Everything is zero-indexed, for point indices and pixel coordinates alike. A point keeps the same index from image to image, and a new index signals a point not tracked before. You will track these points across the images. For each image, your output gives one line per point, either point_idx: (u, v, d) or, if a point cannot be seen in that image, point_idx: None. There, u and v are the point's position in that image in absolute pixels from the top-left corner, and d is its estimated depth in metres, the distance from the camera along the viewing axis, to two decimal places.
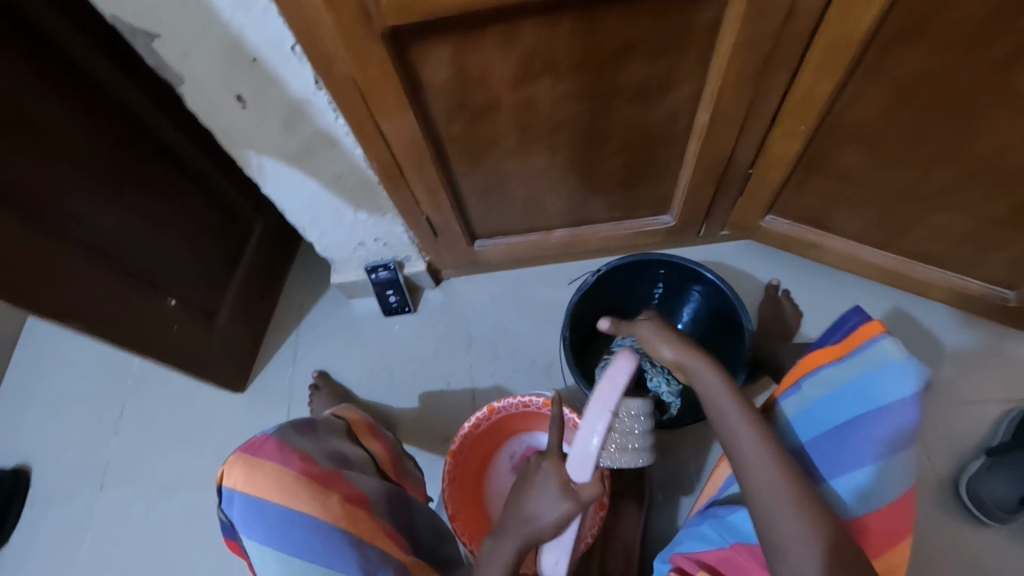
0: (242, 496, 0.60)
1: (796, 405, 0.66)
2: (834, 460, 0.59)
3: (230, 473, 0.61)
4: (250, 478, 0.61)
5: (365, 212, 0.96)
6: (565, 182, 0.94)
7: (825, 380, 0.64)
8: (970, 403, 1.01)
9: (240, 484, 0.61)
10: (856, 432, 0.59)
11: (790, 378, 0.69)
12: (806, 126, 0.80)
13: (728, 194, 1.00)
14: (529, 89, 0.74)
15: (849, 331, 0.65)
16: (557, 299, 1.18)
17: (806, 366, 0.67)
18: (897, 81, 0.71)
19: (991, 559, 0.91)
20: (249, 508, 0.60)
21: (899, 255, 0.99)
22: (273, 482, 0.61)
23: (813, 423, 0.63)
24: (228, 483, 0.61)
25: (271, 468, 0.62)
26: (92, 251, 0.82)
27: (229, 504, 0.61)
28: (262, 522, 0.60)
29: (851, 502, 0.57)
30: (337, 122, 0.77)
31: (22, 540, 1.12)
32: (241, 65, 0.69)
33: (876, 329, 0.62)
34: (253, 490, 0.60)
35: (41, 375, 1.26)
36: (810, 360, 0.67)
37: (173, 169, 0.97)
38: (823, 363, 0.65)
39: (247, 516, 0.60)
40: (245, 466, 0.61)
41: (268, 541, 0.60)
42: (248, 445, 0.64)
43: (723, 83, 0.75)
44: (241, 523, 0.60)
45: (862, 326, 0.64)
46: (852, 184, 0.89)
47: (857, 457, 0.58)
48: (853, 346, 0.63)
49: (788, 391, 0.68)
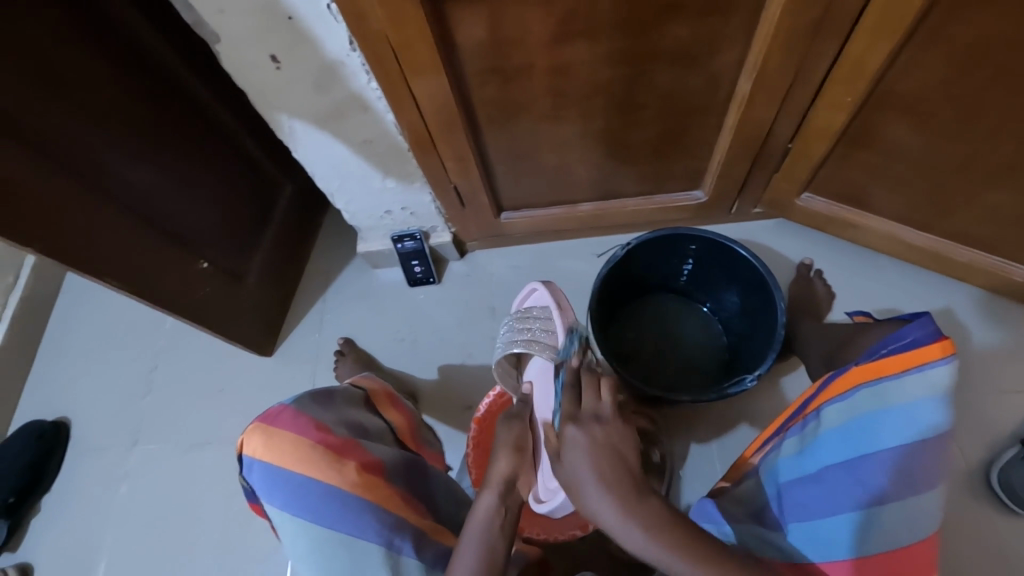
0: (262, 465, 0.63)
1: (847, 415, 0.62)
2: (885, 486, 0.57)
3: (249, 442, 0.63)
4: (269, 447, 0.62)
5: (393, 178, 0.96)
6: (597, 151, 0.92)
7: (883, 396, 0.59)
8: (1007, 392, 0.98)
9: (259, 452, 0.63)
10: (910, 459, 0.56)
11: (842, 383, 0.63)
12: (854, 96, 0.77)
13: (765, 169, 0.96)
14: (567, 51, 0.72)
15: (914, 344, 0.59)
16: (583, 274, 1.17)
17: (864, 372, 0.61)
18: (957, 52, 0.67)
19: (1022, 550, 0.89)
20: (268, 477, 0.62)
21: (943, 237, 0.96)
22: (290, 451, 0.63)
23: (862, 440, 0.59)
24: (249, 451, 0.64)
25: (287, 438, 0.63)
26: (129, 210, 0.84)
27: (250, 471, 0.64)
28: (282, 490, 0.62)
29: (896, 529, 0.56)
30: (369, 85, 0.76)
31: (61, 490, 1.16)
32: (276, 23, 0.68)
33: (946, 350, 0.56)
34: (272, 459, 0.62)
35: (78, 334, 1.30)
36: (871, 367, 0.61)
37: (207, 132, 0.98)
38: (885, 376, 0.60)
39: (267, 483, 0.63)
40: (263, 435, 0.63)
41: (287, 507, 0.62)
42: (266, 416, 0.65)
43: (769, 49, 0.71)
44: (262, 490, 0.63)
45: (931, 341, 0.58)
46: (898, 160, 0.85)
47: (910, 483, 0.56)
48: (918, 363, 0.57)
49: (839, 397, 0.63)
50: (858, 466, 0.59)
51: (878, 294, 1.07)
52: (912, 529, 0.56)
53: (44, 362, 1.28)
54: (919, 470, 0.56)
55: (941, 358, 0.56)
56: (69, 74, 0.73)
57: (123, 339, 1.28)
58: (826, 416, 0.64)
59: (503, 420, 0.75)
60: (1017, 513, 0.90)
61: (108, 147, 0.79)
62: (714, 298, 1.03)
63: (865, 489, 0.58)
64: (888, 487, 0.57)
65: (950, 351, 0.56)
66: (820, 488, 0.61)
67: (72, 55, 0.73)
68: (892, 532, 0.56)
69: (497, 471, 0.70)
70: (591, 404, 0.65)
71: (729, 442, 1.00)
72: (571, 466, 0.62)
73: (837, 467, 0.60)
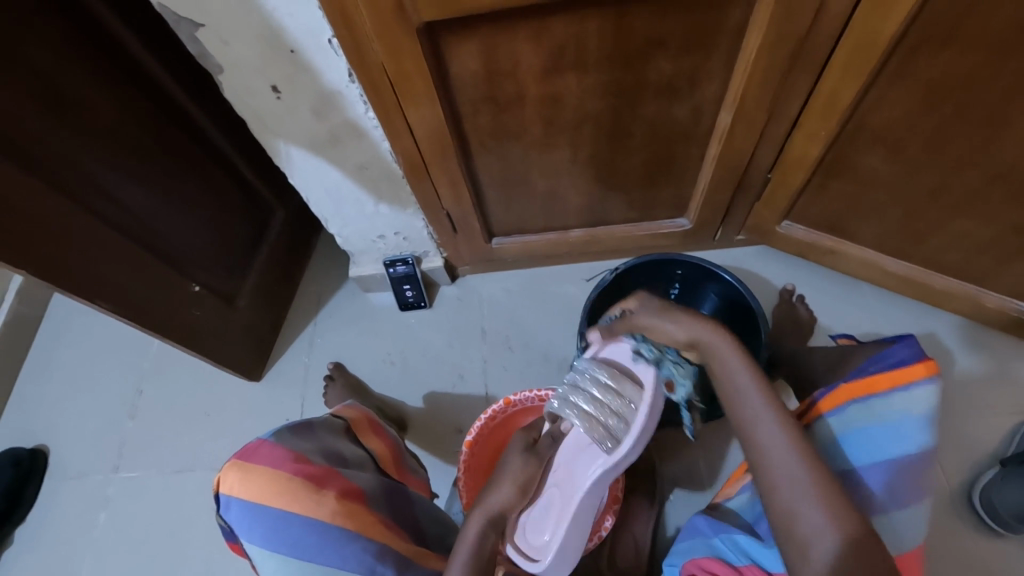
0: (239, 503, 0.62)
1: (836, 430, 0.63)
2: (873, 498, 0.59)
3: (225, 480, 0.63)
4: (245, 484, 0.62)
5: (387, 204, 0.98)
6: (586, 179, 0.95)
7: (871, 411, 0.61)
8: (985, 414, 1.00)
9: (236, 489, 0.63)
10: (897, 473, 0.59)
11: (831, 398, 0.65)
12: (827, 129, 0.81)
13: (746, 197, 1.00)
14: (556, 84, 0.76)
15: (900, 363, 0.62)
16: (573, 298, 1.19)
17: (856, 389, 0.63)
18: (920, 89, 0.72)
19: (1006, 571, 0.90)
20: (246, 513, 0.62)
21: (917, 263, 0.99)
22: (267, 487, 0.62)
23: (850, 453, 0.61)
24: (225, 489, 0.63)
25: (263, 473, 0.63)
26: (123, 232, 0.84)
27: (227, 509, 0.63)
28: (260, 526, 0.62)
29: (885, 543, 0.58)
30: (367, 114, 0.79)
31: (37, 519, 1.13)
32: (279, 56, 0.70)
33: (930, 369, 0.60)
34: (248, 497, 0.62)
35: (61, 358, 1.28)
36: (863, 384, 0.63)
37: (205, 157, 1.00)
38: (875, 393, 0.62)
39: (245, 520, 0.62)
40: (239, 472, 0.63)
41: (266, 544, 0.62)
42: (242, 452, 0.65)
43: (746, 84, 0.76)
44: (240, 528, 0.63)
45: (917, 361, 0.61)
46: (871, 190, 0.89)
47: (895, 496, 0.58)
48: (906, 380, 0.61)
49: (829, 412, 0.64)
50: (845, 478, 0.61)
51: (858, 318, 1.10)
52: (894, 542, 0.58)
53: (24, 386, 1.26)
54: (902, 482, 0.59)
55: (925, 377, 0.60)
56: (68, 99, 0.75)
57: (108, 363, 1.26)
58: (818, 430, 0.65)
59: (522, 450, 0.77)
60: (1000, 533, 0.91)
61: (104, 169, 0.81)
62: None
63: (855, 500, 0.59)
64: (874, 499, 0.59)
65: (933, 371, 0.60)
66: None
67: (74, 81, 0.75)
68: (880, 542, 0.58)
69: (501, 501, 0.71)
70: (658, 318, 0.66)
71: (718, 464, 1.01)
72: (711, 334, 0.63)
73: None
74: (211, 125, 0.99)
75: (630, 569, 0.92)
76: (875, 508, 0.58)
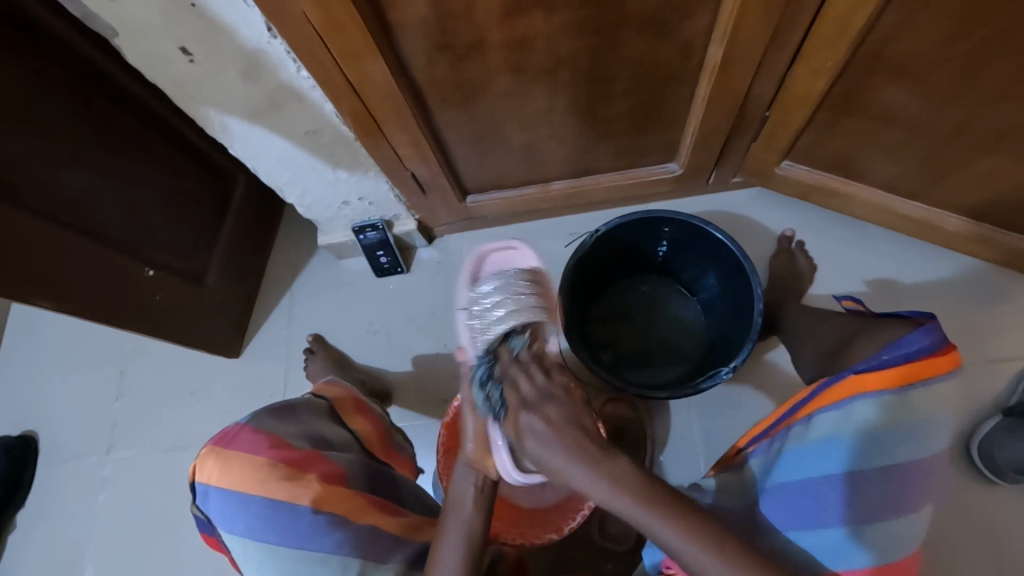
0: (218, 491, 0.59)
1: (839, 426, 0.60)
2: (873, 504, 0.57)
3: (203, 468, 0.60)
4: (225, 472, 0.59)
5: (345, 169, 0.88)
6: (564, 129, 0.85)
7: (879, 407, 0.58)
8: (992, 360, 0.96)
9: (215, 478, 0.59)
10: (896, 477, 0.57)
11: (835, 391, 0.61)
12: (836, 60, 0.70)
13: (744, 136, 0.90)
14: (520, 25, 0.64)
15: (913, 355, 0.58)
16: (556, 255, 1.12)
17: (862, 382, 0.59)
18: (950, 11, 0.60)
19: (1001, 518, 0.89)
20: (227, 502, 0.59)
21: (929, 204, 0.91)
22: (247, 474, 0.59)
23: (854, 452, 0.58)
24: (203, 478, 0.60)
25: (243, 460, 0.59)
26: (57, 223, 0.76)
27: (206, 499, 0.60)
28: (242, 515, 0.58)
29: (890, 553, 0.55)
30: (300, 73, 0.68)
31: (37, 503, 1.14)
32: (180, 13, 0.60)
33: (943, 363, 0.57)
34: (228, 485, 0.59)
35: (36, 344, 1.24)
36: (870, 378, 0.59)
37: (139, 126, 0.90)
38: (886, 388, 0.58)
39: (225, 509, 0.59)
40: (218, 460, 0.60)
41: (250, 533, 0.58)
42: (220, 437, 0.61)
43: (745, 13, 0.64)
44: (220, 518, 0.59)
45: (930, 354, 0.58)
46: (885, 126, 0.79)
47: (895, 501, 0.56)
48: (918, 376, 0.57)
49: (832, 406, 0.61)
50: (848, 481, 0.58)
51: (862, 264, 1.03)
52: (898, 548, 0.56)
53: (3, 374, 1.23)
54: (907, 484, 0.56)
55: (938, 371, 0.58)
56: None
57: (85, 347, 1.23)
58: (817, 424, 0.62)
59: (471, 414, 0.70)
60: (996, 483, 0.90)
61: (22, 154, 0.72)
62: (692, 279, 0.99)
63: (854, 503, 0.57)
64: (873, 500, 0.57)
65: (945, 365, 0.58)
66: (806, 503, 0.60)
67: None
68: (884, 549, 0.56)
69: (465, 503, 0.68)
70: (533, 388, 0.62)
71: (711, 423, 0.99)
72: (541, 429, 0.59)
73: (825, 483, 0.59)
74: (139, 88, 0.88)
75: (619, 532, 0.92)
76: (875, 511, 0.56)
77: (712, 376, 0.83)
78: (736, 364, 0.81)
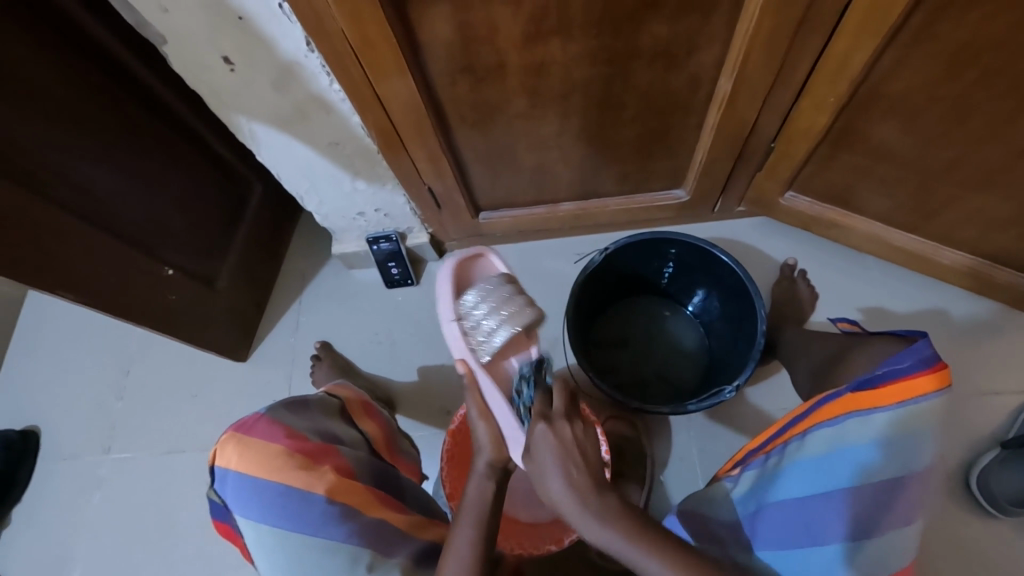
0: (237, 475, 0.59)
1: (834, 442, 0.60)
2: (862, 518, 0.57)
3: (223, 453, 0.60)
4: (244, 457, 0.59)
5: (364, 179, 0.92)
6: (576, 151, 0.89)
7: (872, 424, 0.59)
8: (987, 395, 0.97)
9: (234, 463, 0.60)
10: (885, 491, 0.57)
11: (831, 410, 0.61)
12: (837, 96, 0.74)
13: (748, 167, 0.94)
14: (538, 51, 0.68)
15: (907, 374, 0.59)
16: (563, 274, 1.15)
17: (858, 400, 0.59)
18: (944, 54, 0.64)
19: (997, 552, 0.89)
20: (243, 487, 0.59)
21: (926, 238, 0.94)
22: (265, 461, 0.59)
23: (847, 467, 0.58)
24: (223, 462, 0.60)
25: (262, 446, 0.60)
26: (82, 218, 0.79)
27: (223, 483, 0.60)
28: (257, 500, 0.59)
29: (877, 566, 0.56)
30: (331, 87, 0.73)
31: (32, 500, 1.14)
32: (228, 24, 0.64)
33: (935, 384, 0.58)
34: (247, 470, 0.59)
35: (45, 342, 1.26)
36: (866, 396, 0.59)
37: (168, 130, 0.94)
38: (880, 405, 0.58)
39: (241, 494, 0.59)
40: (238, 445, 0.60)
41: (265, 519, 0.59)
42: (241, 424, 0.62)
43: (751, 48, 0.68)
44: (236, 502, 0.60)
45: (924, 373, 0.58)
46: (882, 162, 0.83)
47: (883, 515, 0.57)
48: (911, 394, 0.58)
49: (827, 421, 0.61)
50: (840, 496, 0.58)
51: (861, 294, 1.05)
52: (885, 561, 0.57)
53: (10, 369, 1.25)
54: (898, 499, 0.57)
55: (932, 390, 0.58)
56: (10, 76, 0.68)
57: (93, 346, 1.24)
58: (812, 440, 0.62)
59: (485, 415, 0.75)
60: (993, 517, 0.90)
61: (56, 152, 0.75)
62: (696, 300, 1.01)
63: (846, 518, 0.57)
64: (865, 517, 0.57)
65: (937, 386, 0.58)
66: (798, 518, 0.59)
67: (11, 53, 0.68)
68: (872, 563, 0.56)
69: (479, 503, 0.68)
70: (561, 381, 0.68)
71: (709, 446, 1.00)
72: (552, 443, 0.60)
73: (816, 497, 0.59)
74: (171, 94, 0.92)
75: None
76: (865, 526, 0.56)
77: (715, 393, 0.84)
78: (739, 383, 0.82)
